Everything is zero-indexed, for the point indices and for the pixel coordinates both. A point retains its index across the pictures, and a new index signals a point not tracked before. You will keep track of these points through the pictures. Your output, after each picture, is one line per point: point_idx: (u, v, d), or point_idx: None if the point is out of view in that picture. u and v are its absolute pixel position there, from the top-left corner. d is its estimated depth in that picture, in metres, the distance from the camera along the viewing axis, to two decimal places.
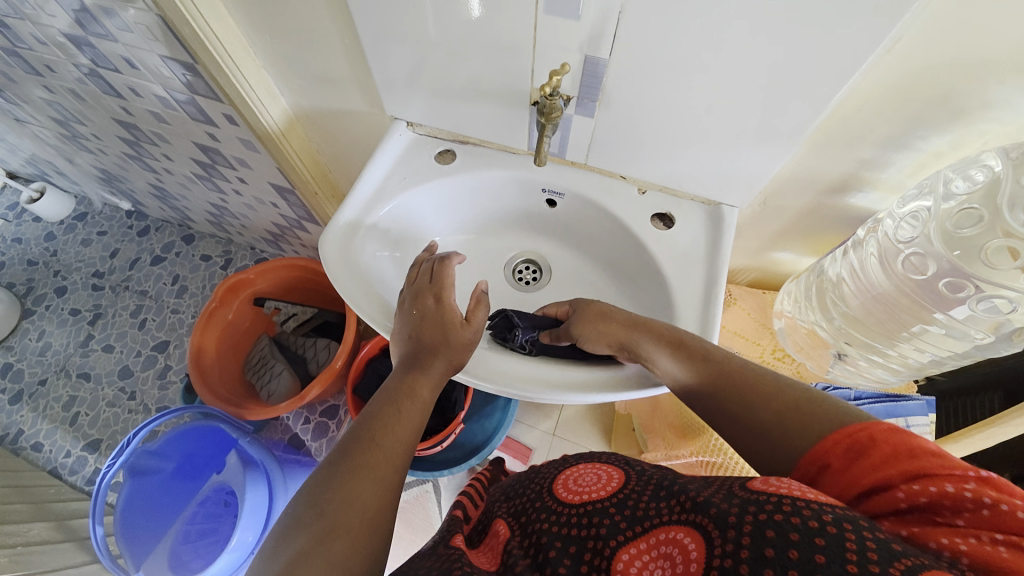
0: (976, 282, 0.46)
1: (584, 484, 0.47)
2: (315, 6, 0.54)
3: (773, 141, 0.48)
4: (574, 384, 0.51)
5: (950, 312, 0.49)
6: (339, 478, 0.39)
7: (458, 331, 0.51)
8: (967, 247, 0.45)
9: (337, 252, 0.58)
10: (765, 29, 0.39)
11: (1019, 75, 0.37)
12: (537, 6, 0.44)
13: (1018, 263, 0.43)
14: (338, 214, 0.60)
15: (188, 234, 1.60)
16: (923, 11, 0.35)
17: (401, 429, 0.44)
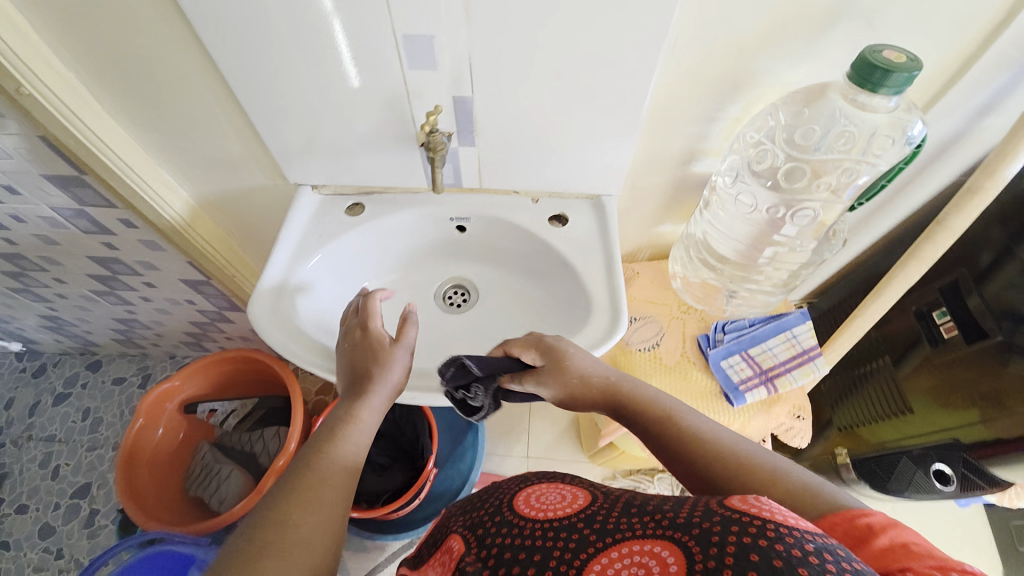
0: (786, 199, 0.59)
1: (545, 502, 0.48)
2: (201, 100, 0.58)
3: (620, 134, 0.59)
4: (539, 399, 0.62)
5: (783, 230, 0.62)
6: (283, 504, 0.41)
7: (387, 351, 0.55)
8: (773, 176, 0.59)
9: (268, 314, 0.61)
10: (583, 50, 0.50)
11: (767, 51, 0.50)
12: (402, 63, 0.51)
13: (805, 177, 0.57)
14: (261, 280, 0.63)
15: (94, 361, 1.48)
16: (682, 19, 0.48)
17: (342, 455, 0.47)
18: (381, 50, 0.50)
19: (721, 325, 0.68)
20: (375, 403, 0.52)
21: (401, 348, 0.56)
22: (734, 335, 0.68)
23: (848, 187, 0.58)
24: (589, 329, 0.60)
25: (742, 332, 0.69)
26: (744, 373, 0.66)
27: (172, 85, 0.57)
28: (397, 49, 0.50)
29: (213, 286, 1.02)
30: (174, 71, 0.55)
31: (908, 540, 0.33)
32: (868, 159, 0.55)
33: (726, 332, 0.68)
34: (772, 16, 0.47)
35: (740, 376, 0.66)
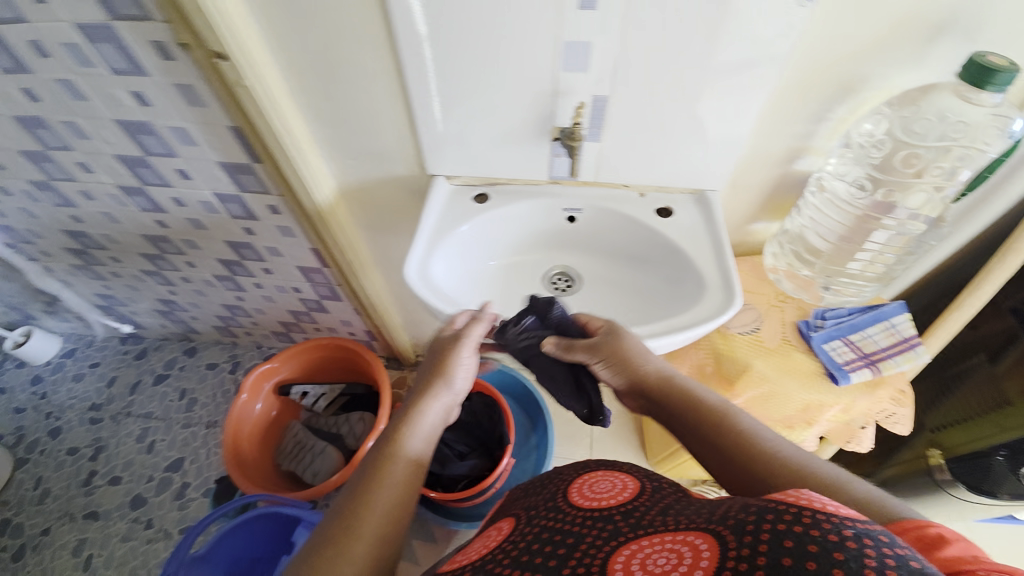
0: (892, 188, 0.64)
1: (596, 490, 0.55)
2: (375, 98, 0.69)
3: (735, 132, 0.67)
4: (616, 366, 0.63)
5: (892, 215, 0.66)
6: (361, 496, 0.50)
7: (450, 359, 0.62)
8: (885, 163, 0.63)
9: (417, 278, 0.70)
10: (718, 55, 0.58)
11: (881, 58, 0.56)
12: (558, 65, 0.61)
13: (913, 167, 0.62)
14: (410, 253, 0.72)
15: (189, 347, 1.61)
16: (814, 26, 0.55)
17: (407, 457, 0.55)
18: (542, 54, 0.60)
19: (821, 312, 0.73)
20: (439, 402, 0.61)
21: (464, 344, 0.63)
22: (834, 322, 0.73)
23: (960, 174, 0.62)
24: (703, 305, 0.66)
25: (841, 320, 0.73)
26: (847, 355, 0.70)
27: (354, 84, 0.68)
28: (557, 54, 0.60)
29: (323, 274, 1.13)
30: (364, 73, 0.66)
31: (974, 553, 0.32)
32: (978, 146, 0.59)
33: (826, 319, 0.73)
34: (891, 25, 0.54)
35: (843, 359, 0.70)
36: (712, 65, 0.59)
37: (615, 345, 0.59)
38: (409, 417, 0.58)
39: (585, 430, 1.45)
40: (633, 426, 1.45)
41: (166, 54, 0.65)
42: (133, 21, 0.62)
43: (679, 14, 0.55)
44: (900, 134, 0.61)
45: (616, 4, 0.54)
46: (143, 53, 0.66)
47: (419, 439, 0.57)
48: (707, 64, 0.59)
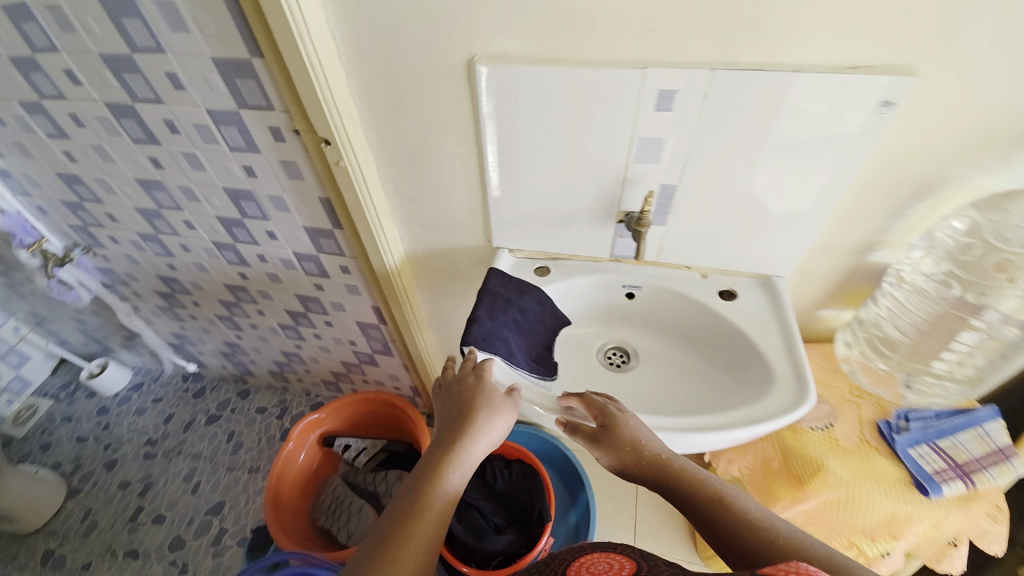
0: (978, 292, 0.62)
1: (595, 572, 0.52)
2: (453, 182, 0.76)
3: (806, 222, 0.67)
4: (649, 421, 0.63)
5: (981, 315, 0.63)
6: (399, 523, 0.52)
7: (482, 403, 0.64)
8: (975, 265, 0.61)
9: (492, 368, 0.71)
10: (822, 196, 0.63)
11: (967, 161, 0.56)
12: (629, 158, 0.65)
13: (1005, 275, 0.60)
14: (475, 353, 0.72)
15: (244, 389, 1.69)
16: (892, 129, 0.56)
17: (441, 492, 0.55)
18: (615, 147, 0.64)
19: (902, 413, 0.69)
20: (484, 434, 0.62)
21: (492, 395, 0.65)
22: (919, 424, 0.68)
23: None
24: (773, 395, 0.63)
25: (928, 424, 0.68)
26: (936, 462, 0.65)
27: (440, 173, 0.75)
28: (630, 149, 0.64)
29: (379, 330, 1.17)
30: (448, 156, 0.72)
31: None
32: None
33: (911, 420, 0.68)
34: (976, 132, 0.54)
35: (932, 468, 0.64)
36: (783, 162, 0.61)
37: (620, 416, 0.61)
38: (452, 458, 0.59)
39: (627, 511, 1.36)
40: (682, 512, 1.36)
41: (278, 136, 0.74)
42: (256, 109, 0.71)
43: (751, 118, 0.58)
44: (994, 240, 0.59)
45: (690, 108, 0.58)
46: (258, 134, 0.75)
47: (460, 482, 0.58)
48: (806, 202, 0.64)
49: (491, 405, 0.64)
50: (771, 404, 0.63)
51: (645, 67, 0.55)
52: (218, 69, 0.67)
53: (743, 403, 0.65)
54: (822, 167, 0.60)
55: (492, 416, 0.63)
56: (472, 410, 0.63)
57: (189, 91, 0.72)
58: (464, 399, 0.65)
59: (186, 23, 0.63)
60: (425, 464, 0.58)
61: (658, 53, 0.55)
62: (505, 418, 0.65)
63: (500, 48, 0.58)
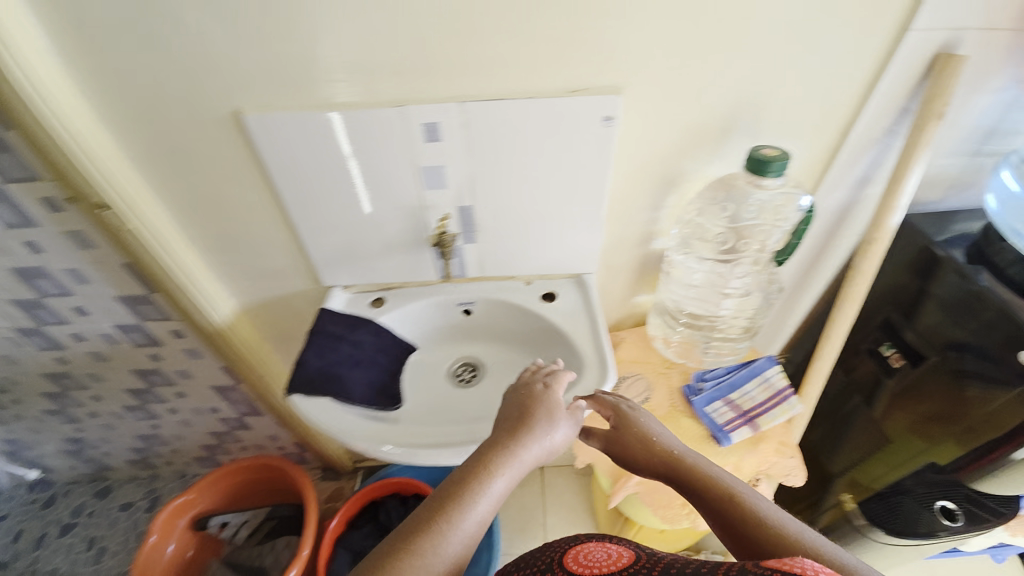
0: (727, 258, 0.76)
1: (592, 559, 0.53)
2: (263, 229, 0.75)
3: (591, 223, 0.75)
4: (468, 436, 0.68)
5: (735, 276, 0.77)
6: (411, 534, 0.47)
7: (537, 410, 0.58)
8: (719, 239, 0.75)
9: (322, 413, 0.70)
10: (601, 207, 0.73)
11: (688, 156, 0.67)
12: (420, 187, 0.69)
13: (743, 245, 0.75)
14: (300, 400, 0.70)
15: (106, 486, 1.47)
16: (624, 139, 0.66)
17: (471, 507, 0.49)
18: (404, 179, 0.68)
19: (697, 376, 0.79)
20: (537, 444, 0.56)
21: (551, 402, 0.59)
22: (713, 382, 0.78)
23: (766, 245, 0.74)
24: (584, 383, 0.71)
25: (720, 379, 0.78)
26: (727, 410, 0.75)
27: (246, 223, 0.74)
28: (417, 178, 0.68)
29: (238, 391, 1.10)
30: (248, 205, 0.71)
31: None
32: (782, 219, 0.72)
33: (706, 380, 0.78)
34: (685, 133, 0.65)
35: (723, 418, 0.74)
36: (552, 176, 0.69)
37: (632, 417, 0.63)
38: (488, 471, 0.52)
39: (537, 519, 1.38)
40: (588, 507, 1.41)
41: (52, 206, 0.69)
42: (20, 181, 0.66)
43: (511, 140, 0.65)
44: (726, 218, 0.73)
45: (454, 137, 0.64)
46: (29, 206, 0.69)
47: (492, 500, 0.51)
48: (593, 214, 0.74)
49: (547, 413, 0.58)
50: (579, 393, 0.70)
51: (402, 105, 0.61)
52: None
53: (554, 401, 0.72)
54: (592, 187, 0.71)
55: (551, 425, 0.58)
56: (534, 414, 0.58)
57: None
58: (530, 398, 0.60)
59: None
60: (478, 456, 0.53)
61: (409, 92, 0.60)
62: (564, 427, 0.60)
63: (262, 99, 0.60)
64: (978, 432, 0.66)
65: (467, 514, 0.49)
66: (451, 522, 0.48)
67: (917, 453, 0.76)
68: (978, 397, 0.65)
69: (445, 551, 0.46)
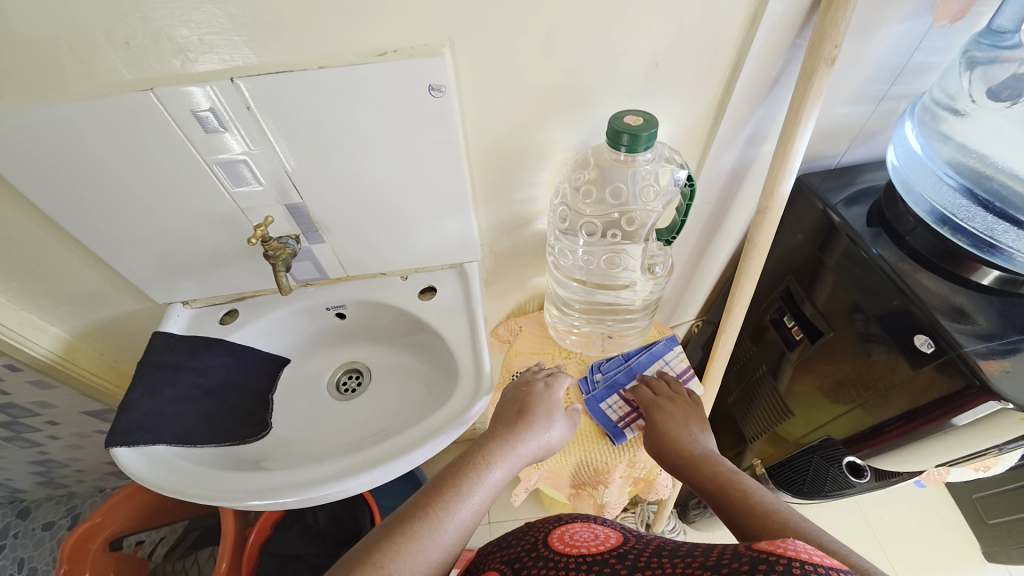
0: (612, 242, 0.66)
1: (578, 539, 0.48)
2: (50, 250, 0.61)
3: (457, 210, 0.64)
4: (312, 478, 0.58)
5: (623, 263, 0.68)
6: (405, 517, 0.48)
7: (534, 405, 0.62)
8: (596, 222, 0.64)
9: (150, 467, 0.58)
10: (462, 191, 0.61)
11: (549, 123, 0.56)
12: (227, 186, 0.56)
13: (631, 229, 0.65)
14: (120, 453, 0.59)
15: (22, 507, 1.37)
16: (463, 109, 0.53)
17: (467, 496, 0.51)
18: (202, 178, 0.54)
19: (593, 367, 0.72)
20: (536, 439, 0.60)
21: (551, 394, 0.64)
22: (610, 373, 0.72)
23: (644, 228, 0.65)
24: (456, 396, 0.62)
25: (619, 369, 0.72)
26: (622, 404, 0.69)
27: (24, 245, 0.59)
28: (218, 176, 0.55)
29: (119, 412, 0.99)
30: (12, 224, 0.57)
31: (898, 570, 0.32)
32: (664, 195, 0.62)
33: (602, 371, 0.72)
34: (540, 96, 0.53)
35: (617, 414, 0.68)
36: (389, 161, 0.56)
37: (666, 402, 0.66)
38: (487, 466, 0.55)
39: None
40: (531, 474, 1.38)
41: None
42: None
43: (322, 121, 0.51)
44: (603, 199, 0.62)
45: (241, 122, 0.50)
46: None
47: (490, 492, 0.54)
48: (454, 199, 0.62)
49: (547, 409, 0.63)
50: (450, 410, 0.61)
51: (151, 87, 0.46)
52: None
53: (422, 420, 0.62)
54: (444, 170, 0.58)
55: (548, 418, 0.62)
56: (536, 408, 0.62)
57: None
58: (542, 389, 0.64)
59: None
60: (497, 437, 0.58)
61: (161, 71, 0.46)
62: (561, 423, 0.64)
63: None
64: (886, 398, 0.60)
65: (464, 501, 0.50)
66: (449, 508, 0.49)
67: (827, 420, 0.70)
68: (884, 361, 0.59)
69: (441, 534, 0.47)
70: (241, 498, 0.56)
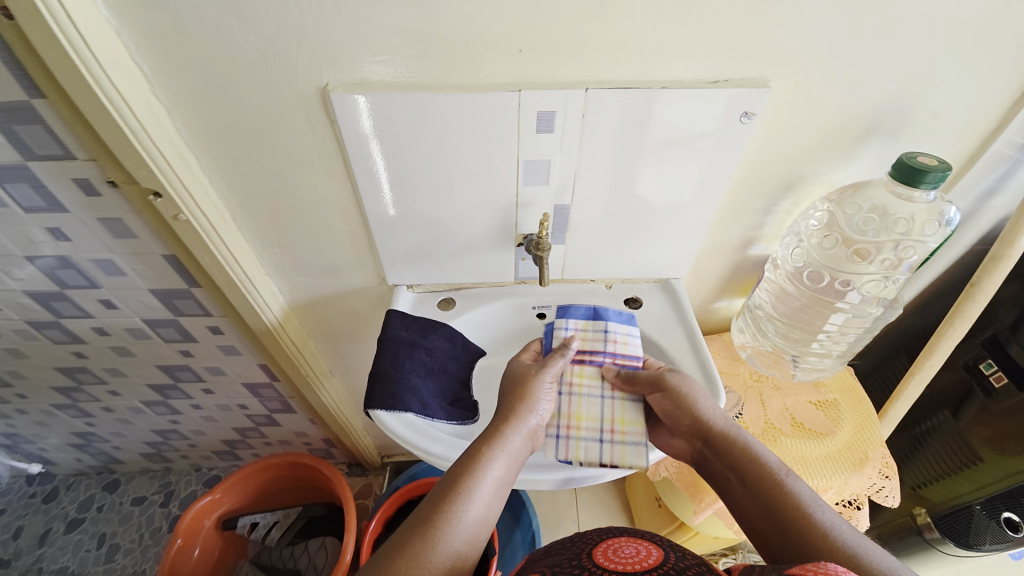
0: (842, 275, 0.66)
1: (621, 556, 0.46)
2: (333, 222, 0.66)
3: (695, 229, 0.69)
4: (569, 460, 0.60)
5: (847, 300, 0.68)
6: (417, 519, 0.47)
7: (519, 393, 0.58)
8: (835, 256, 0.66)
9: (412, 436, 0.62)
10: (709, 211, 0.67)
11: (817, 159, 0.61)
12: (519, 181, 0.61)
13: (863, 261, 0.65)
14: (381, 417, 0.63)
15: (112, 480, 1.38)
16: (756, 137, 0.59)
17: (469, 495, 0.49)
18: (502, 172, 0.60)
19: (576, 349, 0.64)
20: (524, 427, 0.56)
21: (541, 376, 0.60)
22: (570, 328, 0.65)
23: (902, 263, 0.65)
24: None
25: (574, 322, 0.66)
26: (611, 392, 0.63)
27: (315, 216, 0.65)
28: (518, 173, 0.60)
29: (273, 388, 1.02)
30: (318, 194, 0.62)
31: None
32: (915, 236, 0.63)
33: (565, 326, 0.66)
34: (822, 134, 0.59)
35: (610, 413, 0.62)
36: (669, 174, 0.62)
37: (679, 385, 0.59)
38: (482, 458, 0.52)
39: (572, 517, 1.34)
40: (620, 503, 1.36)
41: (90, 189, 0.59)
42: (50, 160, 0.55)
43: (633, 136, 0.57)
44: (845, 232, 0.64)
45: (571, 127, 0.56)
46: (62, 189, 0.59)
47: (493, 487, 0.51)
48: (702, 218, 0.67)
49: (531, 396, 0.58)
50: None
51: (520, 89, 0.52)
52: None
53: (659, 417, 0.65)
54: (710, 188, 0.64)
55: (534, 404, 0.58)
56: (520, 395, 0.58)
57: None
58: (520, 380, 0.60)
59: None
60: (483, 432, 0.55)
61: (532, 76, 0.52)
62: (547, 408, 0.60)
63: (360, 74, 0.51)
64: None
65: (469, 499, 0.49)
66: (456, 508, 0.48)
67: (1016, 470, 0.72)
68: None
69: (453, 533, 0.46)
70: None
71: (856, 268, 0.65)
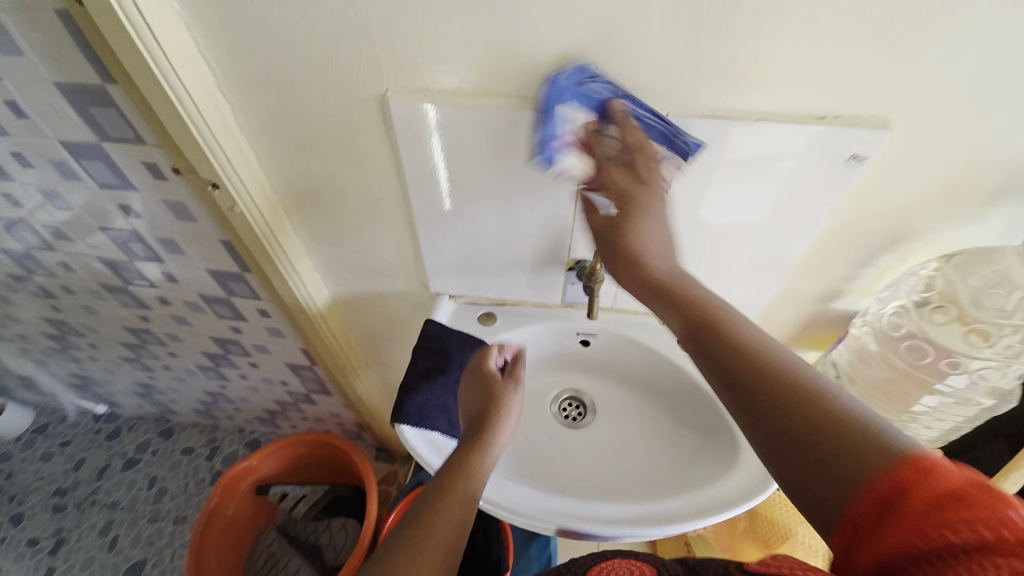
0: (955, 356, 0.59)
1: None
2: (381, 226, 0.65)
3: (771, 275, 0.61)
4: (601, 515, 0.54)
5: (950, 382, 0.60)
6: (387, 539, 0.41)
7: (490, 401, 0.56)
8: (948, 331, 0.58)
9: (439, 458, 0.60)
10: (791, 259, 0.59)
11: (934, 214, 0.52)
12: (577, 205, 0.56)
13: (985, 343, 0.57)
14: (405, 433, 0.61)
15: (167, 428, 1.49)
16: (863, 184, 0.51)
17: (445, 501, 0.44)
18: (561, 194, 0.55)
19: None
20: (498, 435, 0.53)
21: (511, 387, 0.58)
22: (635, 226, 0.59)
23: None
24: (742, 468, 0.58)
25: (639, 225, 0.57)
26: None
27: (365, 218, 0.64)
28: (577, 197, 0.55)
29: (313, 371, 1.04)
30: (369, 198, 0.61)
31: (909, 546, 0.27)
32: None
33: None
34: (946, 187, 0.49)
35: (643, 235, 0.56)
36: (750, 214, 0.55)
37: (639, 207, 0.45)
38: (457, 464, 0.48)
39: None
40: None
41: (157, 173, 0.60)
42: (123, 143, 0.57)
43: (714, 170, 0.51)
44: (968, 307, 0.56)
45: None
46: (132, 170, 0.61)
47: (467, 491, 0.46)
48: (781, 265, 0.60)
49: (500, 402, 0.56)
50: (737, 482, 0.57)
51: None
52: (65, 95, 0.53)
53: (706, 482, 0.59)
54: (796, 235, 0.56)
55: (507, 411, 0.55)
56: (491, 402, 0.56)
57: (36, 121, 0.57)
58: (488, 390, 0.58)
59: (13, 40, 0.48)
60: (475, 436, 0.51)
61: None
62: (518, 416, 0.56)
63: (422, 82, 0.48)
64: None
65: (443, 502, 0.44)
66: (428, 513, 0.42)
67: None
68: None
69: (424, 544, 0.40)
70: (529, 513, 0.54)
71: (974, 352, 0.58)
